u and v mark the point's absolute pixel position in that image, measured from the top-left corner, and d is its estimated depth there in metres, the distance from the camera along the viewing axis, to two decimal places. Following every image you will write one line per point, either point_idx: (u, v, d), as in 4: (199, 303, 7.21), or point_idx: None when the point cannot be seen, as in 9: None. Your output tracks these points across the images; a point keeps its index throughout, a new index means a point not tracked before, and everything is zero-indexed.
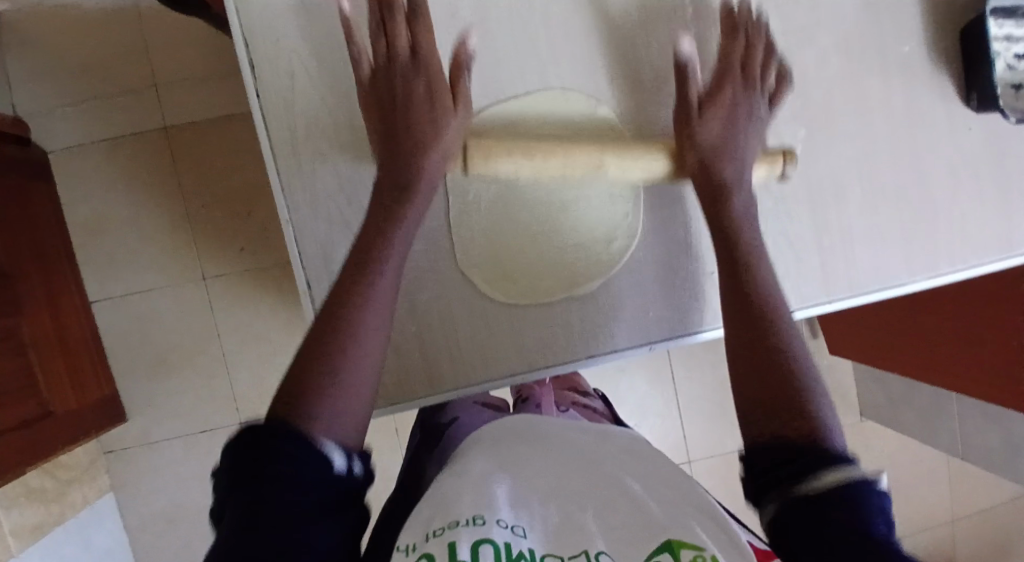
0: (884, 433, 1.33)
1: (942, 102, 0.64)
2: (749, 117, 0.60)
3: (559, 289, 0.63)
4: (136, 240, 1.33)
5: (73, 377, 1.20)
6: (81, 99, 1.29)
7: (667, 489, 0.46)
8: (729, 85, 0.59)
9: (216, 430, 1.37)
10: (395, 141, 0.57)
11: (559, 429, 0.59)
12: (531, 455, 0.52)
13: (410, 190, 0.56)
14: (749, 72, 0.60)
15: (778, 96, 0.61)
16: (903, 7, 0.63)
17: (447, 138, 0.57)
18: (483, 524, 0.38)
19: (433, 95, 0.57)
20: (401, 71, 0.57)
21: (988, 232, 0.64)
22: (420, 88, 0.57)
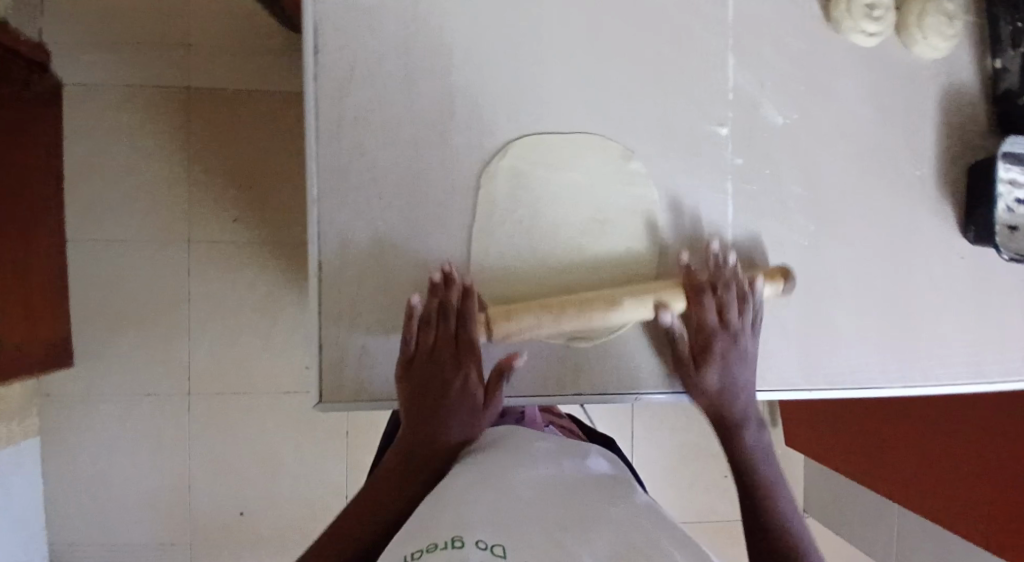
0: (820, 531, 1.36)
1: (941, 228, 0.68)
2: (745, 358, 0.62)
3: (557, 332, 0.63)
4: (130, 188, 1.30)
5: (31, 311, 1.16)
6: (111, 39, 1.29)
7: (654, 523, 0.46)
8: (718, 340, 0.60)
9: (163, 396, 1.32)
10: (423, 374, 0.58)
11: (537, 444, 0.59)
12: (513, 472, 0.51)
13: (432, 420, 0.58)
14: (729, 304, 0.60)
15: (760, 320, 0.62)
16: (924, 134, 0.68)
17: (471, 369, 0.59)
18: (461, 548, 0.39)
19: (460, 345, 0.58)
20: (432, 320, 0.58)
21: (961, 356, 0.68)
22: (448, 334, 0.58)
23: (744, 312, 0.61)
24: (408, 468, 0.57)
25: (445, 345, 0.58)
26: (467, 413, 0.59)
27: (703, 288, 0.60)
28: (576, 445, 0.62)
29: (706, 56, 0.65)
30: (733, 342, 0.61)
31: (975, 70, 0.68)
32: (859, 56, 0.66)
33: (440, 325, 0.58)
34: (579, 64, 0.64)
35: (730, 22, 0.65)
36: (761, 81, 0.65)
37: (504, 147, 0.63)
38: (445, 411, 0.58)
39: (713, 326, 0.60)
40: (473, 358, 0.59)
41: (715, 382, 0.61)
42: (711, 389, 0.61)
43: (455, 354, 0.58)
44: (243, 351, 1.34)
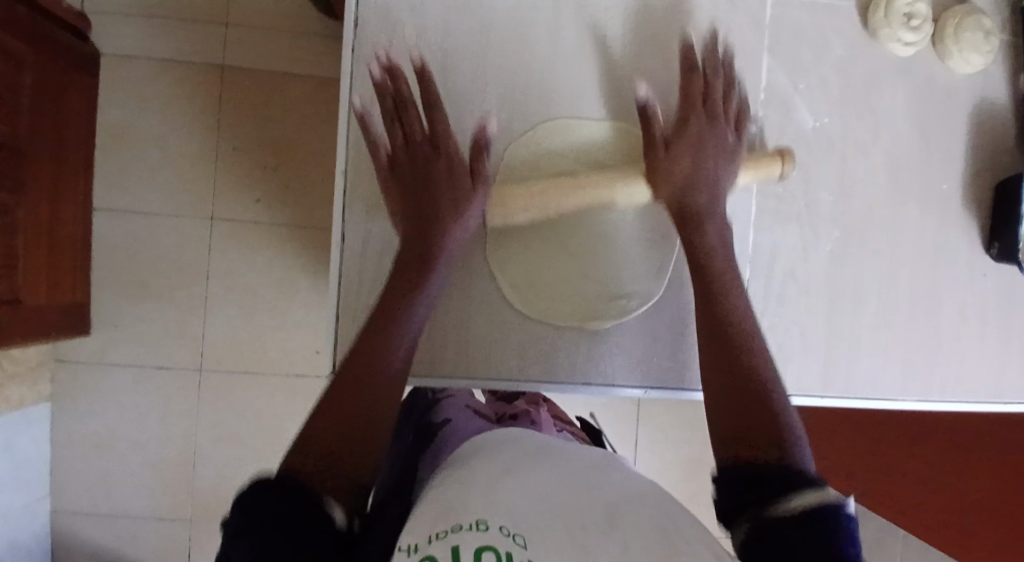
0: None
1: (967, 243, 0.67)
2: (724, 153, 0.61)
3: (571, 316, 0.64)
4: (157, 160, 1.33)
5: (52, 273, 1.18)
6: (150, 13, 1.31)
7: (668, 509, 0.46)
8: (691, 128, 0.61)
9: (173, 369, 1.34)
10: (408, 190, 0.60)
11: (550, 446, 0.59)
12: (532, 468, 0.52)
13: (430, 255, 0.59)
14: (708, 113, 0.62)
15: (742, 123, 0.63)
16: (954, 149, 0.67)
17: (455, 168, 0.60)
18: (486, 531, 0.40)
19: (435, 141, 0.60)
20: (407, 131, 0.60)
21: (979, 374, 0.67)
22: (423, 142, 0.60)
23: (728, 107, 0.63)
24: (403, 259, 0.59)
25: (423, 152, 0.60)
26: (449, 191, 0.59)
27: (681, 87, 0.62)
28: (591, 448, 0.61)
29: (741, 56, 0.65)
30: (708, 130, 0.61)
31: (1012, 87, 0.68)
32: (896, 66, 0.66)
33: (410, 124, 0.60)
34: None
35: (767, 25, 0.65)
36: (794, 85, 0.66)
37: (532, 129, 0.66)
38: (426, 187, 0.59)
39: (689, 115, 0.61)
40: (446, 135, 0.60)
41: (687, 172, 0.60)
42: (678, 184, 0.60)
43: (429, 148, 0.60)
44: (256, 328, 1.36)
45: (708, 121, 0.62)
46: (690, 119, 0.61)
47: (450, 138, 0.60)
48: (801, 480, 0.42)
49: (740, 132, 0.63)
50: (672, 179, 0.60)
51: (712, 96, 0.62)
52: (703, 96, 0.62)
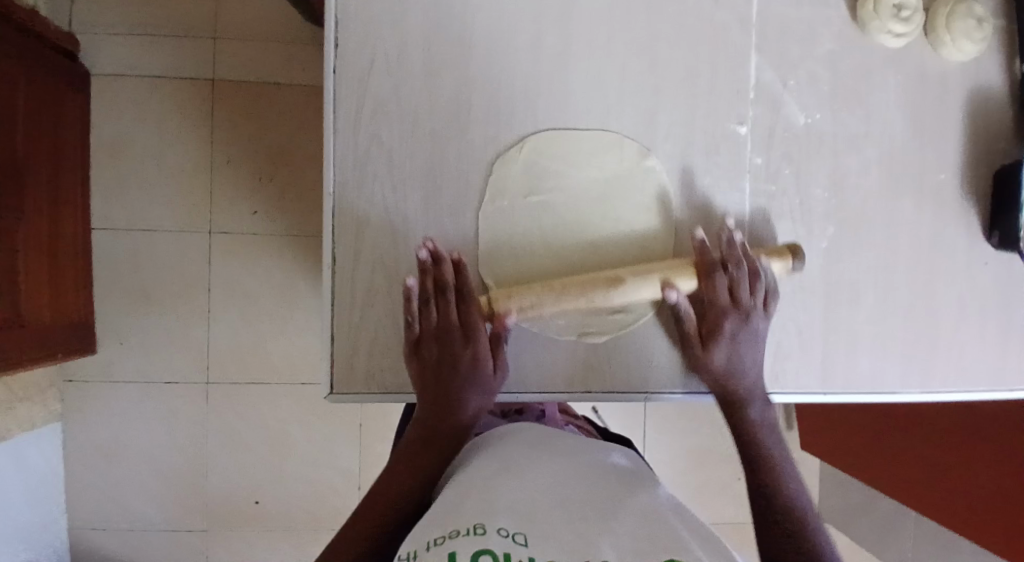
0: None
1: (965, 232, 0.67)
2: (755, 335, 0.62)
3: (569, 328, 0.63)
4: (154, 177, 1.33)
5: (55, 294, 1.19)
6: (138, 29, 1.31)
7: (669, 513, 0.46)
8: (722, 315, 0.61)
9: (180, 383, 1.35)
10: (434, 387, 0.60)
11: (554, 438, 0.59)
12: (532, 467, 0.51)
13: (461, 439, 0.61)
14: (739, 292, 0.61)
15: (770, 308, 0.62)
16: (949, 137, 0.66)
17: (479, 370, 0.59)
18: (483, 534, 0.40)
19: (457, 343, 0.59)
20: (429, 331, 0.59)
21: (981, 363, 0.67)
22: (445, 345, 0.59)
23: (755, 294, 0.61)
24: (432, 440, 0.60)
25: (447, 357, 0.59)
26: (474, 386, 0.60)
27: (714, 265, 0.60)
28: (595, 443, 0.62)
29: (729, 54, 0.64)
30: (734, 327, 0.61)
31: (1007, 73, 0.67)
32: (887, 56, 0.65)
33: (432, 324, 0.59)
34: (598, 60, 0.64)
35: (754, 20, 0.64)
36: (784, 81, 0.65)
37: (524, 138, 0.63)
38: (458, 385, 0.59)
39: (726, 308, 0.61)
40: (479, 330, 0.59)
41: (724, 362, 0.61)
42: (712, 368, 0.62)
43: (461, 341, 0.59)
44: (261, 340, 1.36)
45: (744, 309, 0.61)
46: (717, 309, 0.61)
47: (483, 336, 0.59)
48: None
49: (770, 313, 0.62)
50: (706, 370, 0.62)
51: (738, 285, 0.60)
52: (731, 283, 0.60)
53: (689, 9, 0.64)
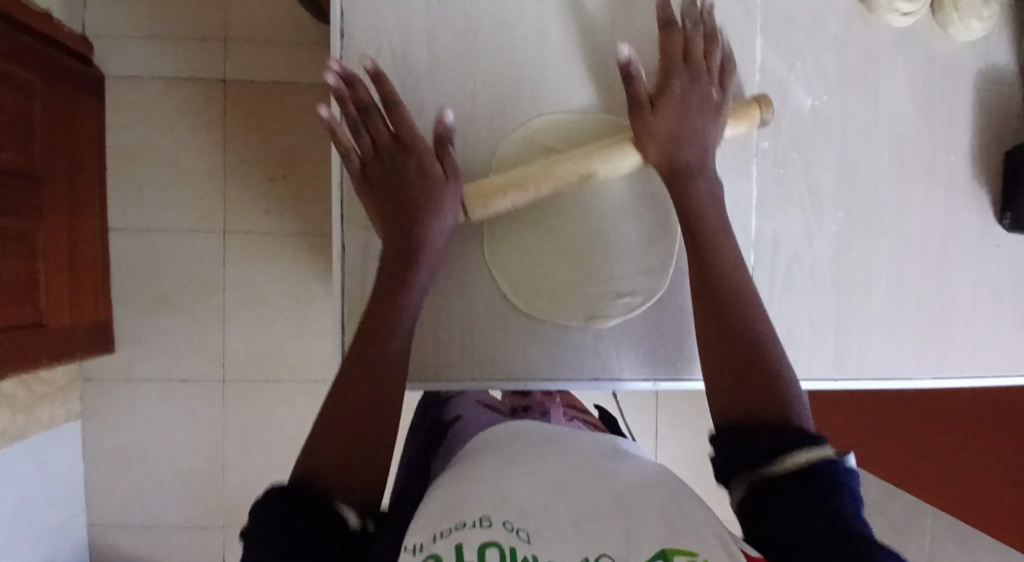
0: None
1: (977, 216, 0.66)
2: (708, 116, 0.60)
3: (574, 314, 0.64)
4: (168, 178, 1.35)
5: (72, 294, 1.21)
6: (150, 33, 1.33)
7: (668, 490, 0.46)
8: (675, 84, 0.59)
9: (197, 381, 1.37)
10: (382, 189, 0.59)
11: (558, 435, 0.59)
12: (540, 460, 0.51)
13: (412, 257, 0.59)
14: (692, 59, 0.60)
15: (726, 82, 0.61)
16: (959, 121, 0.65)
17: (429, 169, 0.59)
18: (490, 529, 0.40)
19: (404, 142, 0.59)
20: (373, 127, 0.58)
21: (997, 348, 0.66)
22: (392, 142, 0.59)
23: (710, 62, 0.61)
24: (384, 269, 0.59)
25: (395, 153, 0.59)
26: (422, 184, 0.59)
27: (666, 34, 0.59)
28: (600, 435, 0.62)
29: (735, 40, 0.64)
30: (690, 89, 0.59)
31: (1016, 54, 0.66)
32: (894, 38, 0.65)
33: (375, 121, 0.58)
34: None
35: (758, 6, 0.64)
36: (790, 66, 0.64)
37: (523, 128, 0.66)
38: (401, 188, 0.59)
39: (671, 95, 0.59)
40: (418, 136, 0.59)
41: (670, 131, 0.59)
42: (664, 143, 0.59)
43: (397, 151, 0.59)
44: (275, 338, 1.38)
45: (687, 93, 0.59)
46: (671, 79, 0.59)
47: (423, 144, 0.59)
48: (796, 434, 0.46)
49: (725, 89, 0.61)
50: (656, 142, 0.59)
51: (689, 48, 0.60)
52: (676, 50, 0.60)
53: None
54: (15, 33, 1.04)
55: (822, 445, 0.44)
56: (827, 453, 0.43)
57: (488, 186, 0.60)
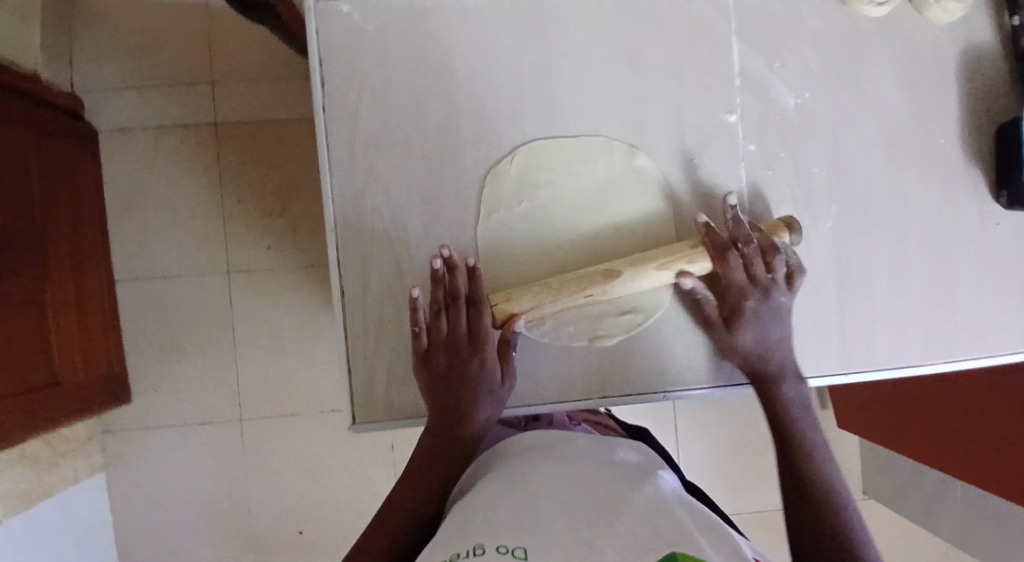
0: (882, 516, 1.32)
1: (973, 195, 0.65)
2: (783, 305, 0.60)
3: (578, 336, 0.63)
4: (169, 225, 1.36)
5: (86, 350, 1.23)
6: (138, 84, 1.34)
7: (667, 504, 0.48)
8: (737, 266, 0.59)
9: (215, 422, 1.38)
10: (440, 388, 0.60)
11: (565, 443, 0.61)
12: (535, 480, 0.51)
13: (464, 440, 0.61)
14: (759, 265, 0.59)
15: (795, 282, 0.60)
16: (946, 100, 0.65)
17: (489, 378, 0.60)
18: (482, 555, 0.40)
19: (471, 356, 0.59)
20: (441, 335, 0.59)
21: (1006, 325, 0.65)
22: (459, 348, 0.59)
23: (779, 267, 0.60)
24: (433, 442, 0.60)
25: (457, 356, 0.59)
26: (487, 396, 0.60)
27: (726, 245, 0.58)
28: (607, 444, 0.62)
29: (711, 45, 0.64)
30: (752, 285, 0.59)
31: (997, 29, 0.66)
32: (871, 27, 0.64)
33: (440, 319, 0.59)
34: (580, 67, 0.64)
35: (732, 8, 0.64)
36: (769, 65, 0.64)
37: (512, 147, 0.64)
38: (460, 395, 0.60)
39: (744, 284, 0.59)
40: (487, 339, 0.59)
41: (753, 341, 0.61)
42: (745, 347, 0.61)
43: (461, 348, 0.59)
44: (288, 372, 1.39)
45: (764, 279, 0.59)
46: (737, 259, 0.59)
47: (488, 347, 0.59)
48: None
49: (794, 286, 0.60)
50: (735, 350, 0.61)
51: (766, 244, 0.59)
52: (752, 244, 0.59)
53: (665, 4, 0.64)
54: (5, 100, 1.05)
55: None
56: None
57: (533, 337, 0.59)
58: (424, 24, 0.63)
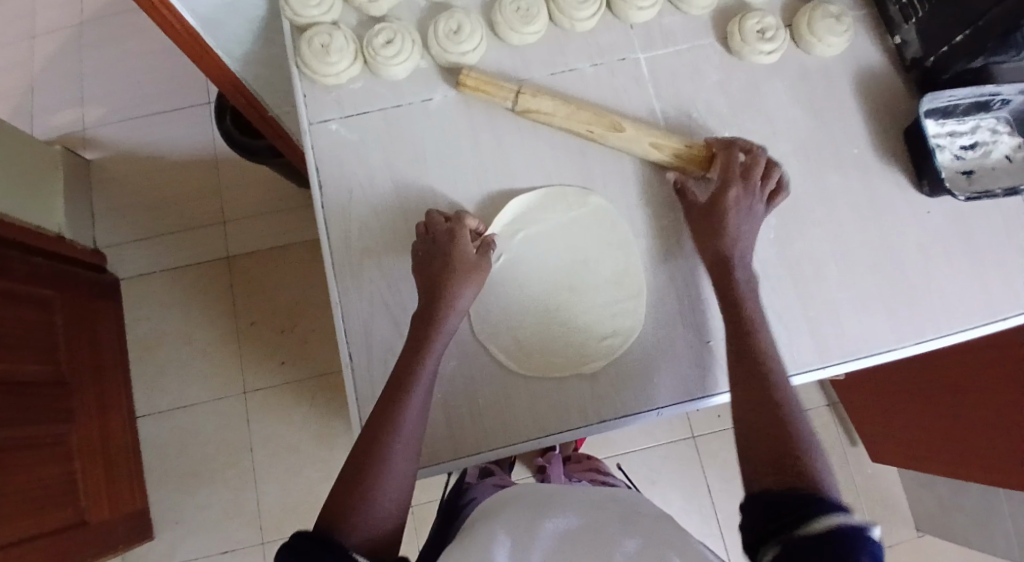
0: (946, 549, 1.28)
1: (898, 191, 0.73)
2: (744, 202, 0.68)
3: (569, 365, 0.68)
4: (186, 356, 1.43)
5: (111, 487, 1.25)
6: (154, 233, 1.47)
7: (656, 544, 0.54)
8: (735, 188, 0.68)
9: (239, 550, 1.35)
10: (425, 291, 0.66)
11: (560, 489, 0.65)
12: (539, 524, 0.56)
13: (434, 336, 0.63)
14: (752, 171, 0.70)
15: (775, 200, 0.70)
16: (848, 119, 0.75)
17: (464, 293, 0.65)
18: None
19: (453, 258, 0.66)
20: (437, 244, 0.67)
21: (965, 299, 0.71)
22: (443, 250, 0.67)
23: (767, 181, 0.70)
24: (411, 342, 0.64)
25: (440, 255, 0.66)
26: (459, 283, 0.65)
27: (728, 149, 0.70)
28: (603, 491, 0.66)
29: (637, 107, 0.75)
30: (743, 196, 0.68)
31: (877, 56, 0.78)
32: (769, 72, 0.77)
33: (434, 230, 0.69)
34: (532, 139, 0.75)
35: (647, 76, 0.76)
36: (688, 115, 0.75)
37: (484, 208, 0.73)
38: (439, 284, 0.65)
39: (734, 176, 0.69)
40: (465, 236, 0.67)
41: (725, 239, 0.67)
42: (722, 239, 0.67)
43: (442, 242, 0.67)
44: (309, 486, 1.38)
45: (732, 173, 0.69)
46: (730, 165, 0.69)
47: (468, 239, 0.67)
48: (819, 504, 0.48)
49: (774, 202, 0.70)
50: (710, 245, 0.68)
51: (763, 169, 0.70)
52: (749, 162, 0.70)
53: (593, 83, 0.76)
54: (28, 260, 1.18)
55: (847, 514, 0.46)
56: (848, 521, 0.45)
57: (537, 99, 0.73)
58: (398, 126, 0.75)
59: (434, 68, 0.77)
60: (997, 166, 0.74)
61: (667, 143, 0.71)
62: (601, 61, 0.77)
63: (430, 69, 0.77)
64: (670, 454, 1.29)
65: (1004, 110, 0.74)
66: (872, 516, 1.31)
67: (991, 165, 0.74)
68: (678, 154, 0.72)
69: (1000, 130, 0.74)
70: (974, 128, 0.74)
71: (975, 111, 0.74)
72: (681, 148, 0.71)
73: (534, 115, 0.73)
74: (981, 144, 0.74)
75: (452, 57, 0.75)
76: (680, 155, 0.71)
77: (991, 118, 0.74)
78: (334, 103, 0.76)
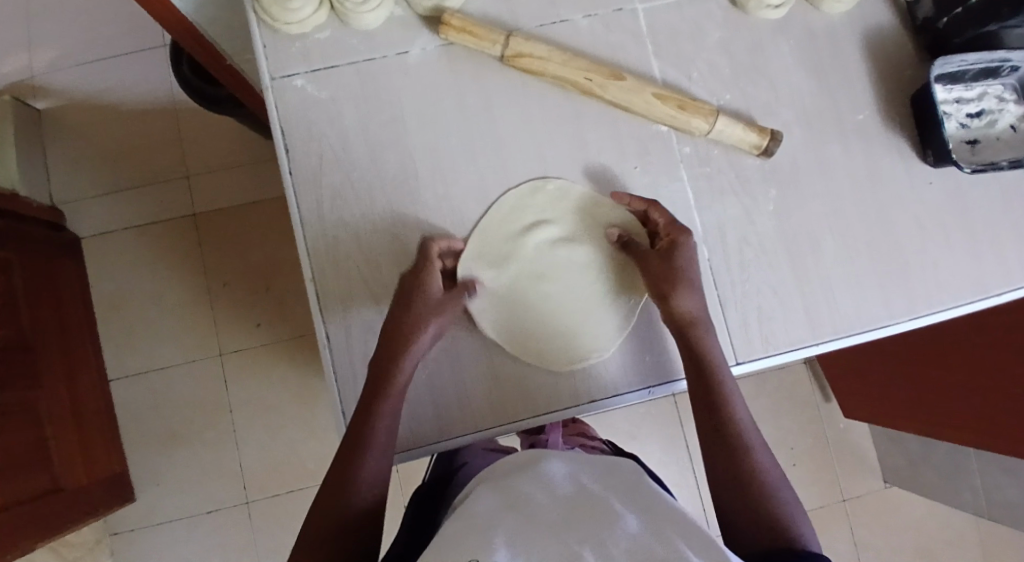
0: (912, 500, 1.33)
1: (900, 159, 0.70)
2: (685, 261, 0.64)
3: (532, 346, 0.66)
4: (157, 316, 1.37)
5: (85, 452, 1.22)
6: (114, 187, 1.38)
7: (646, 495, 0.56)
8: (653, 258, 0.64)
9: (220, 509, 1.34)
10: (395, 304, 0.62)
11: (548, 452, 0.63)
12: (541, 468, 0.58)
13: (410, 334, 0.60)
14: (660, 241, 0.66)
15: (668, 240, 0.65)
16: (852, 81, 0.71)
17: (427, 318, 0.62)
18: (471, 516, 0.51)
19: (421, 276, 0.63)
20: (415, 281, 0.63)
21: (961, 272, 0.69)
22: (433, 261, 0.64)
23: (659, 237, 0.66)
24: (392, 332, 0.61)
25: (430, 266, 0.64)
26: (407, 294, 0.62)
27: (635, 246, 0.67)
28: (596, 458, 0.67)
29: (632, 66, 0.70)
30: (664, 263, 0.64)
31: (887, 11, 0.73)
32: (773, 28, 0.71)
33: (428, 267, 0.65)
34: (517, 101, 0.70)
35: (645, 30, 0.71)
36: (688, 75, 0.70)
37: (467, 177, 0.68)
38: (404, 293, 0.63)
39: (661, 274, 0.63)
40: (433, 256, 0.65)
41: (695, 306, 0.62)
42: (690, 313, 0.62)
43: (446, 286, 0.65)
44: (289, 447, 1.36)
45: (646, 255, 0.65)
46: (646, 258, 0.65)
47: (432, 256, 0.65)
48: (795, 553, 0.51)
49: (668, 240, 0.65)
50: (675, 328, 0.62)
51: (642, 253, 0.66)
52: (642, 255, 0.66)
53: (585, 38, 0.70)
54: None
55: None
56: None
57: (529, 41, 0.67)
58: (372, 85, 0.69)
59: (411, 17, 0.70)
60: (1001, 136, 0.70)
61: (672, 99, 0.67)
62: (594, 13, 0.70)
63: (407, 20, 0.70)
64: (652, 411, 1.28)
65: (1011, 76, 0.70)
66: (846, 469, 1.34)
67: (995, 134, 0.70)
68: (682, 110, 0.67)
69: (1007, 98, 0.70)
70: (981, 95, 0.70)
71: (983, 77, 0.70)
72: (685, 102, 0.67)
73: (525, 61, 0.67)
74: (987, 113, 0.70)
75: (430, 3, 0.68)
76: (684, 111, 0.67)
77: (998, 85, 0.70)
78: (302, 58, 0.69)
